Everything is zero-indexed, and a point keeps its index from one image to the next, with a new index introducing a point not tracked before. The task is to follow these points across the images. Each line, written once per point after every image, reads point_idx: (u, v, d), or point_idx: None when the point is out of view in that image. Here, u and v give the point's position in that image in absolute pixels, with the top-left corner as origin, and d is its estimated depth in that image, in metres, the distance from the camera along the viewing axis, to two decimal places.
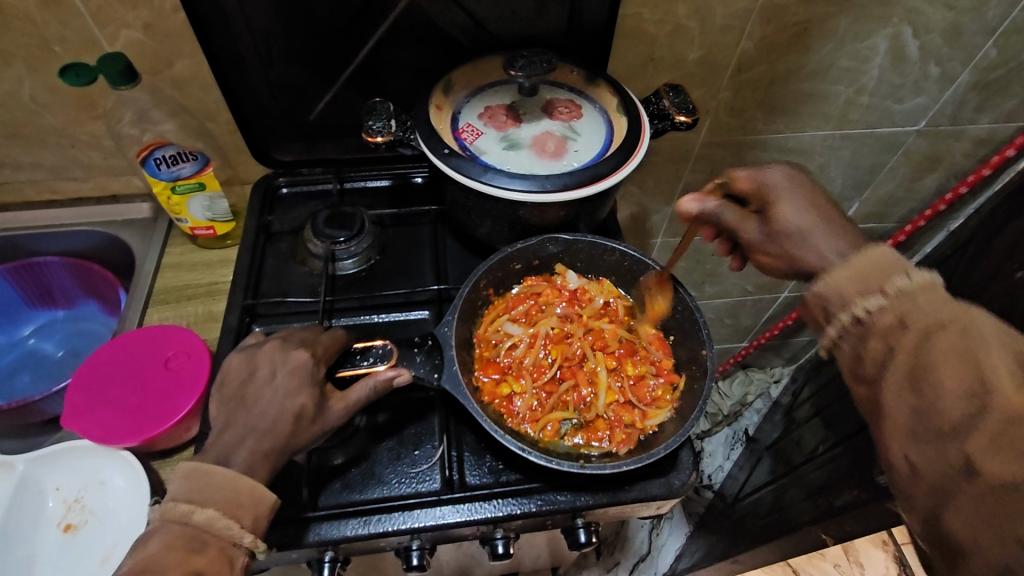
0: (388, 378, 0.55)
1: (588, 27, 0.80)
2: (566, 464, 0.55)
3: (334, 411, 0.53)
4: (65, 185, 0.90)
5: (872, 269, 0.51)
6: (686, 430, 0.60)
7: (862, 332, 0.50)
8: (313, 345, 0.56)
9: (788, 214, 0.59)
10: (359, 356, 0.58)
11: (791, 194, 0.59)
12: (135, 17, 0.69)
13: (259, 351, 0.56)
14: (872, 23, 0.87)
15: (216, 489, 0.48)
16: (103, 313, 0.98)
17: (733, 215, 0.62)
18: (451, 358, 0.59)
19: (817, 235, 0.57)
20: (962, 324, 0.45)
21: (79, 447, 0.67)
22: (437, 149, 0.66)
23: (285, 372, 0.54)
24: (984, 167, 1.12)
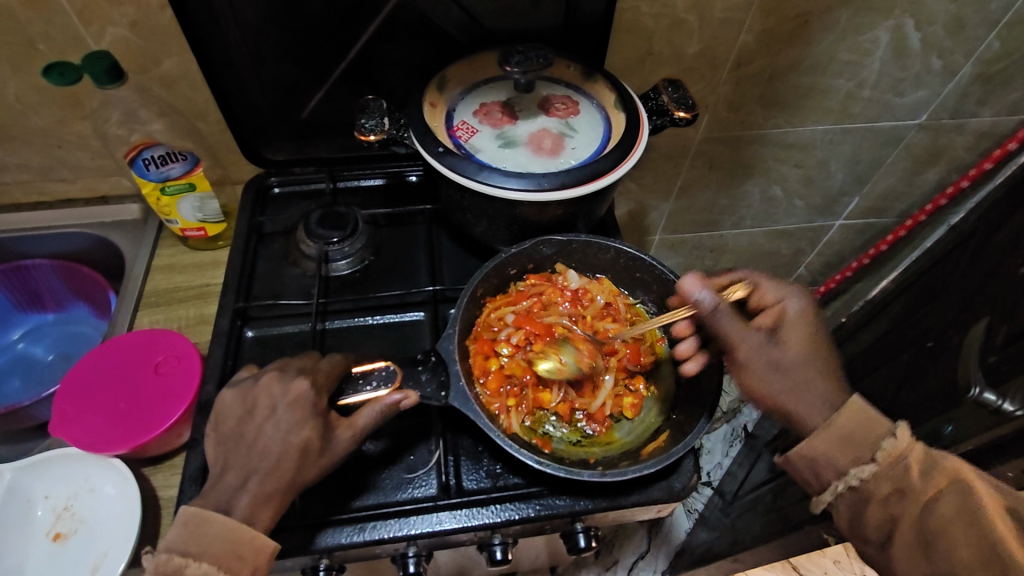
0: (394, 402, 0.53)
1: (585, 20, 0.78)
2: (585, 472, 0.54)
3: (340, 441, 0.52)
4: (53, 185, 0.88)
5: (861, 432, 0.55)
6: (696, 433, 0.58)
7: (857, 497, 0.55)
8: (312, 374, 0.55)
9: (793, 339, 0.59)
10: (360, 381, 0.56)
11: (798, 323, 0.60)
12: (121, 14, 0.67)
13: (255, 387, 0.54)
14: (873, 16, 0.85)
15: (213, 540, 0.47)
16: (94, 316, 0.97)
17: (735, 325, 0.59)
18: (456, 374, 0.58)
19: (813, 368, 0.58)
20: (954, 489, 0.51)
21: (68, 453, 0.65)
22: (431, 147, 0.64)
23: (286, 407, 0.52)
24: (985, 162, 1.10)
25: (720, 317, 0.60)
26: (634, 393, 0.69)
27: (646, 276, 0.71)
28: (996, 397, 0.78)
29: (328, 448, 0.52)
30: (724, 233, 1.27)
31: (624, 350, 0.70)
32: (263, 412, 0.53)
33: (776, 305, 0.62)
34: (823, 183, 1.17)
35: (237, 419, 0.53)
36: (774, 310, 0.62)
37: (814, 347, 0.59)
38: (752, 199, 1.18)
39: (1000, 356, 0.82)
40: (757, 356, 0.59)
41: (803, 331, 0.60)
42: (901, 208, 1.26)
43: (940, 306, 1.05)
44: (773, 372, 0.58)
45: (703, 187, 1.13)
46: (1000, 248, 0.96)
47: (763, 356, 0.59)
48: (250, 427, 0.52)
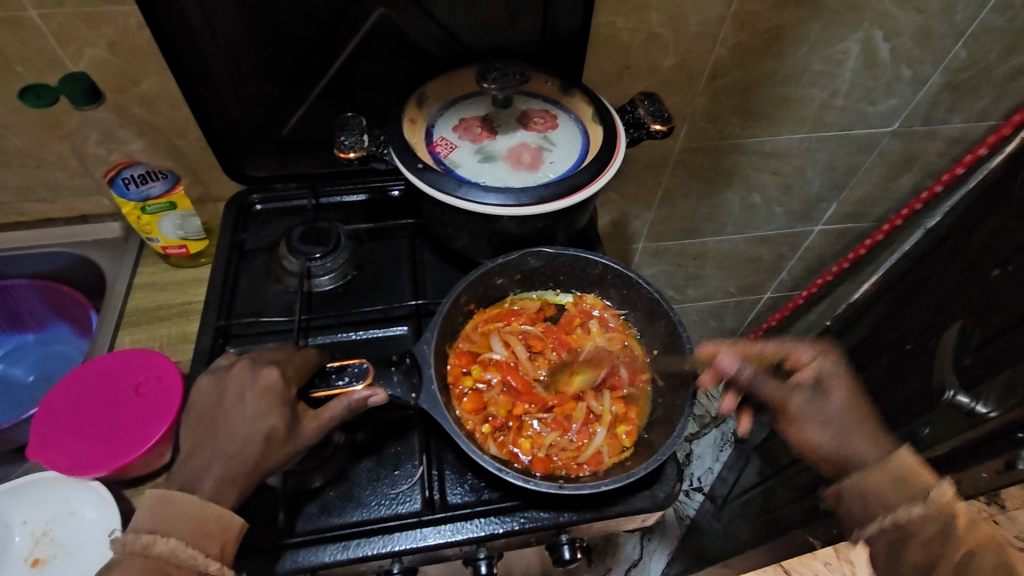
0: (363, 399, 0.54)
1: (562, 36, 0.79)
2: (544, 484, 0.55)
3: (305, 435, 0.53)
4: (32, 206, 0.87)
5: (910, 474, 0.63)
6: (667, 449, 0.58)
7: (898, 535, 0.62)
8: (284, 364, 0.56)
9: (835, 396, 0.70)
10: (334, 376, 0.57)
11: (835, 379, 0.71)
12: (99, 35, 0.68)
13: (229, 374, 0.57)
14: (843, 28, 0.88)
15: (180, 517, 0.49)
16: (75, 335, 0.96)
17: (771, 386, 0.71)
18: (429, 377, 0.59)
19: (855, 419, 0.69)
20: (993, 544, 0.60)
21: (46, 476, 0.65)
22: (411, 164, 0.65)
23: (255, 397, 0.54)
24: (958, 166, 1.13)
25: (758, 378, 0.70)
26: (628, 420, 0.67)
27: (630, 292, 0.71)
28: (969, 400, 0.77)
29: (292, 440, 0.53)
30: (706, 240, 1.29)
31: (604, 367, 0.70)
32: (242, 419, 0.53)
33: (810, 366, 0.72)
34: (801, 190, 1.19)
35: (215, 425, 0.53)
36: (802, 370, 0.72)
37: (854, 398, 0.71)
38: (733, 206, 1.20)
39: (976, 358, 0.82)
40: (805, 415, 0.70)
41: (841, 382, 0.71)
42: (879, 212, 1.28)
43: (918, 308, 1.07)
44: (821, 423, 0.69)
45: (684, 195, 1.14)
46: (973, 251, 0.98)
47: (812, 412, 0.70)
48: (228, 429, 0.53)
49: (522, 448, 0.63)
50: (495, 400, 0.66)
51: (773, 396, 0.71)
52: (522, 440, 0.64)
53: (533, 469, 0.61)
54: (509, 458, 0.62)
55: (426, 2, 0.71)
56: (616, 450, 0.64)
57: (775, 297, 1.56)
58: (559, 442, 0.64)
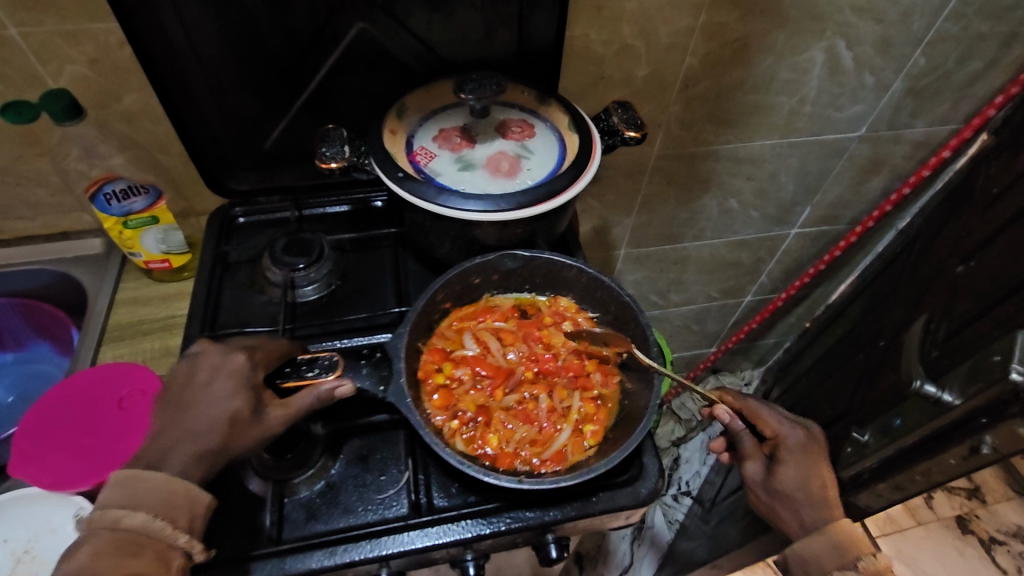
0: (330, 390, 0.57)
1: (538, 48, 0.81)
2: (502, 479, 0.56)
3: (272, 417, 0.56)
4: (11, 223, 0.87)
5: (844, 544, 0.68)
6: (627, 445, 0.59)
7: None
8: (252, 350, 0.59)
9: (787, 471, 0.71)
10: (304, 367, 0.59)
11: (795, 455, 0.71)
12: (80, 52, 0.69)
13: (199, 357, 0.59)
14: (807, 37, 0.91)
15: (147, 492, 0.51)
16: (55, 354, 0.97)
17: (748, 446, 0.74)
18: (398, 371, 0.61)
19: (809, 495, 0.70)
20: None
21: (25, 494, 0.63)
22: (391, 173, 0.66)
23: (224, 377, 0.56)
24: (923, 169, 1.18)
25: (740, 436, 0.75)
26: (594, 420, 0.66)
27: (605, 297, 0.70)
28: (935, 388, 0.74)
29: (257, 423, 0.55)
30: (686, 245, 1.32)
31: (574, 365, 0.70)
32: (229, 423, 0.53)
33: (775, 434, 0.73)
34: (776, 195, 1.22)
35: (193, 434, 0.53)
36: (775, 441, 0.73)
37: (808, 478, 0.71)
38: (711, 212, 1.23)
39: (942, 350, 0.82)
40: (758, 484, 0.72)
41: (799, 461, 0.71)
42: (852, 215, 1.32)
43: (892, 306, 1.10)
44: (774, 498, 0.71)
45: (662, 201, 1.17)
46: (940, 248, 1.02)
47: (759, 483, 0.72)
48: (214, 432, 0.53)
49: (490, 447, 0.63)
50: (466, 396, 0.66)
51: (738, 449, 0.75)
52: (490, 440, 0.63)
53: (497, 465, 0.61)
54: (475, 454, 0.62)
55: (404, 16, 0.74)
56: (581, 447, 0.64)
57: (756, 300, 1.59)
58: (524, 438, 0.64)
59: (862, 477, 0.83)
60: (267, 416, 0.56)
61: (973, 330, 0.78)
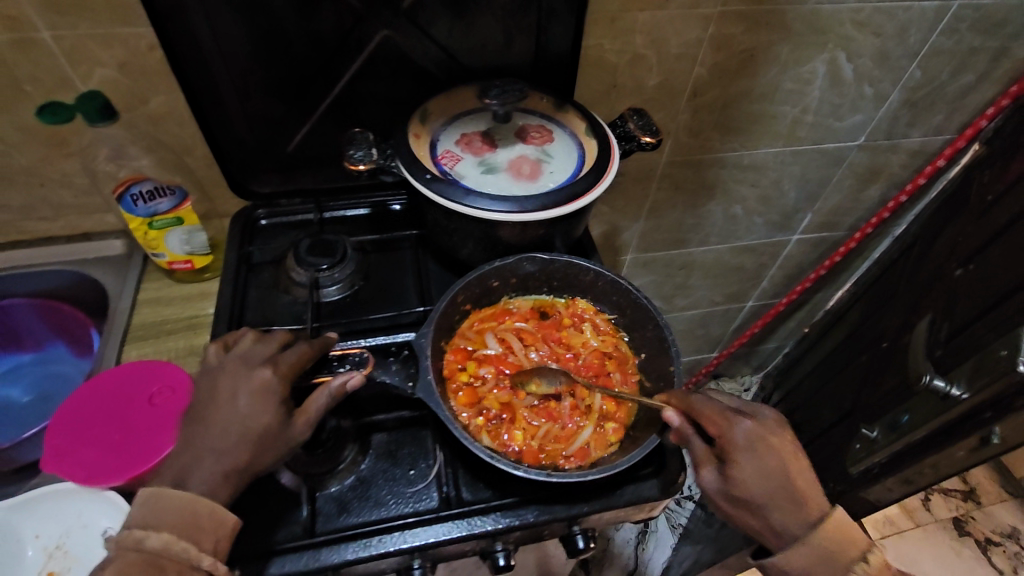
0: (341, 384, 0.57)
1: (556, 56, 0.84)
2: (532, 471, 0.56)
3: (297, 430, 0.56)
4: (34, 225, 0.88)
5: (838, 541, 0.58)
6: (652, 440, 0.58)
7: None
8: (276, 363, 0.59)
9: (749, 475, 0.57)
10: (336, 363, 0.61)
11: (750, 461, 0.57)
12: (110, 56, 0.70)
13: (221, 372, 0.59)
14: (810, 49, 0.95)
15: (172, 511, 0.51)
16: (72, 355, 0.98)
17: (698, 448, 0.59)
18: (425, 369, 0.60)
19: (779, 496, 0.58)
20: None
21: (59, 490, 0.63)
22: (419, 174, 0.68)
23: (247, 395, 0.56)
24: (919, 177, 1.23)
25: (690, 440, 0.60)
26: (615, 417, 0.64)
27: (622, 301, 0.69)
28: (944, 383, 0.77)
29: (285, 433, 0.56)
30: (691, 251, 1.35)
31: (594, 366, 0.68)
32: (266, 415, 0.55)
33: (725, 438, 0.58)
34: (778, 201, 1.26)
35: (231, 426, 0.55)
36: (724, 440, 0.59)
37: (774, 488, 0.58)
38: (715, 218, 1.27)
39: (947, 349, 0.84)
40: (718, 494, 0.59)
41: (756, 469, 0.57)
42: (850, 222, 1.36)
43: (893, 309, 1.13)
44: (739, 506, 0.58)
45: (669, 208, 1.20)
46: (938, 252, 1.05)
47: (715, 492, 0.59)
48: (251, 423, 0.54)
49: (515, 444, 0.61)
50: (489, 393, 0.64)
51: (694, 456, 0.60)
52: (515, 437, 0.61)
53: (523, 460, 0.59)
54: (502, 450, 0.60)
55: (426, 24, 0.76)
56: (603, 443, 0.62)
57: (757, 305, 1.62)
58: (548, 435, 0.62)
59: (872, 472, 0.86)
60: (295, 429, 0.56)
61: (975, 329, 0.81)
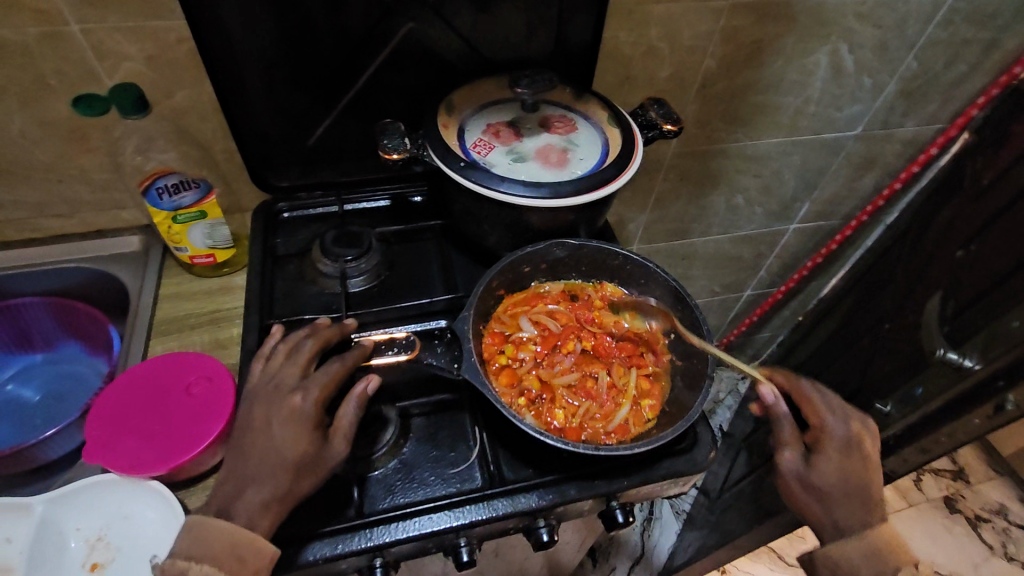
0: (362, 390, 0.60)
1: (574, 48, 0.86)
2: (579, 445, 0.58)
3: (335, 450, 0.57)
4: (48, 222, 0.87)
5: (888, 550, 0.67)
6: (692, 413, 0.60)
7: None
8: (306, 388, 0.59)
9: (829, 463, 0.69)
10: (384, 346, 0.63)
11: (836, 450, 0.70)
12: (138, 49, 0.70)
13: (256, 398, 0.60)
14: (815, 41, 0.98)
15: (215, 541, 0.52)
16: (87, 354, 0.95)
17: (789, 434, 0.72)
18: (469, 350, 0.61)
19: (847, 488, 0.68)
20: None
21: (100, 482, 0.63)
22: (453, 163, 0.69)
23: (282, 423, 0.57)
24: (913, 165, 1.27)
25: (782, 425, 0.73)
26: (650, 395, 0.66)
27: (651, 284, 0.71)
28: (958, 356, 0.80)
29: (325, 455, 0.57)
30: (694, 241, 1.38)
31: (626, 347, 0.70)
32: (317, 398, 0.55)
33: (819, 426, 0.72)
34: (778, 191, 1.29)
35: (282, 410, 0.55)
36: (818, 433, 0.72)
37: (849, 473, 0.69)
38: (718, 208, 1.30)
39: (952, 326, 0.88)
40: (795, 476, 0.70)
41: (840, 457, 0.69)
42: (846, 211, 1.41)
43: (891, 293, 1.17)
44: (810, 492, 0.69)
45: (675, 198, 1.23)
46: (934, 236, 1.10)
47: (794, 471, 0.70)
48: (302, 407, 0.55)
49: (557, 423, 0.62)
50: (528, 374, 0.65)
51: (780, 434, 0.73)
52: (557, 416, 0.63)
53: (567, 437, 0.61)
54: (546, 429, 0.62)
55: (451, 16, 0.77)
56: (641, 420, 0.64)
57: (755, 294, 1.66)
58: (588, 413, 0.64)
59: (885, 445, 0.80)
60: (333, 449, 0.57)
61: (980, 306, 0.85)
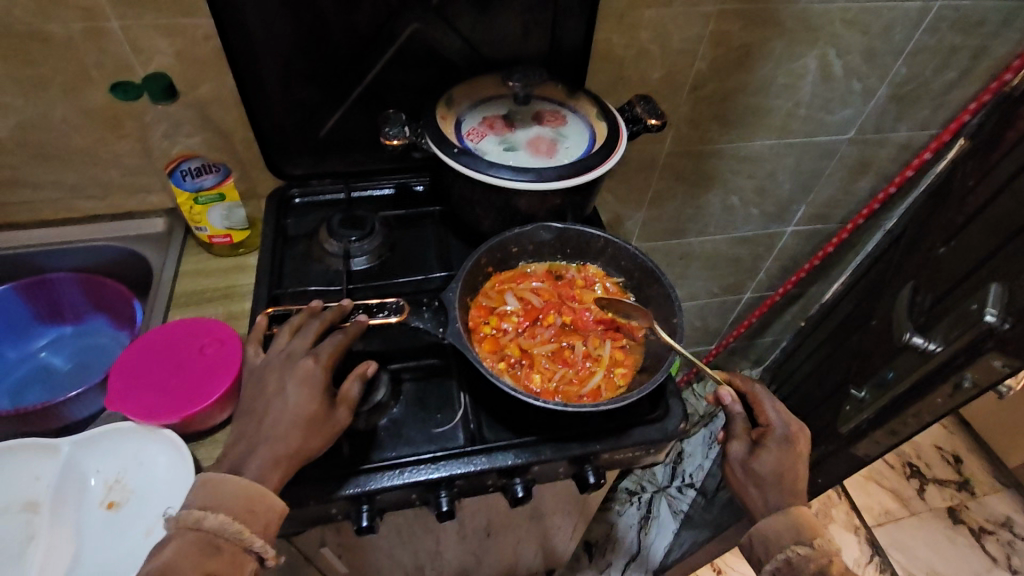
0: (364, 371, 0.64)
1: (568, 50, 0.92)
2: (551, 403, 0.63)
3: (341, 417, 0.61)
4: (83, 203, 0.95)
5: (805, 525, 0.71)
6: (657, 378, 0.65)
7: (790, 568, 0.72)
8: (317, 354, 0.62)
9: (767, 456, 0.73)
10: (376, 310, 0.69)
11: (779, 446, 0.73)
12: (169, 45, 0.78)
13: (267, 369, 0.62)
14: (802, 46, 1.03)
15: (228, 494, 0.54)
16: (111, 327, 1.01)
17: (739, 428, 0.77)
18: (454, 317, 0.67)
19: (778, 481, 0.73)
20: None
21: (118, 429, 0.70)
22: (448, 149, 0.75)
23: (295, 385, 0.60)
24: (907, 170, 1.30)
25: (735, 418, 0.77)
26: (623, 364, 0.72)
27: (630, 265, 0.76)
28: (923, 340, 0.87)
29: (331, 418, 0.60)
30: (690, 240, 1.42)
31: (604, 321, 0.75)
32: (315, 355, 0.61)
33: (765, 423, 0.75)
34: (773, 193, 1.33)
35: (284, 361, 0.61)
36: (765, 429, 0.75)
37: (787, 467, 0.73)
38: (714, 208, 1.34)
39: (929, 318, 0.91)
40: (737, 462, 0.75)
41: (781, 452, 0.73)
42: (842, 214, 1.43)
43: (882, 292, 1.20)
44: (748, 477, 0.74)
45: (670, 197, 1.28)
46: (924, 237, 1.12)
47: (738, 462, 0.75)
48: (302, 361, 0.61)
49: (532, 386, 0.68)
50: (510, 342, 0.71)
51: (729, 428, 0.77)
52: (533, 380, 0.69)
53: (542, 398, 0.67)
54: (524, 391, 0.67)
55: (452, 18, 0.84)
56: (613, 386, 0.70)
57: (754, 297, 1.69)
58: (563, 378, 0.69)
59: (862, 428, 0.92)
60: (339, 416, 0.60)
61: (955, 298, 0.88)
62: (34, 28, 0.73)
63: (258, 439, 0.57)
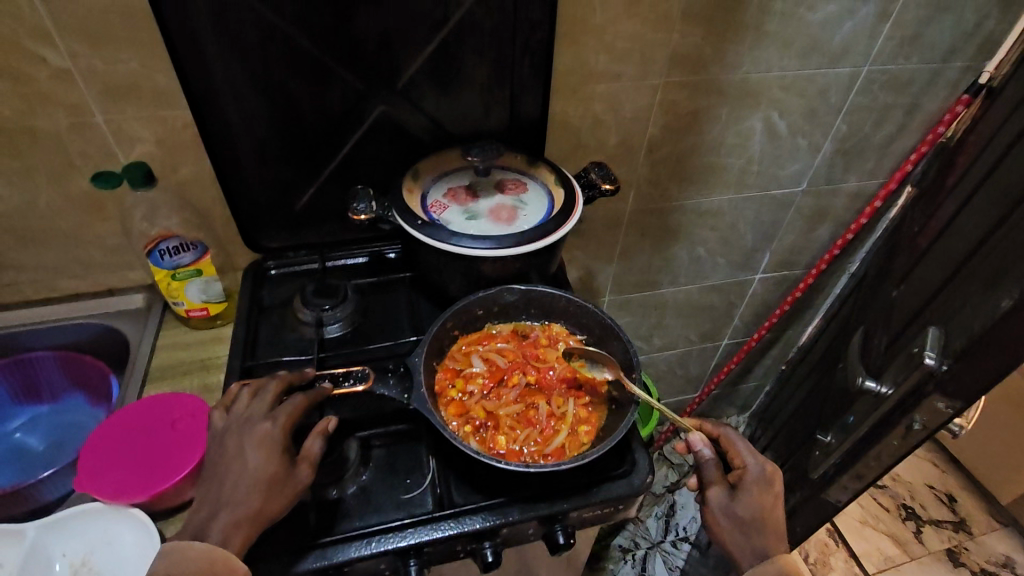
0: (323, 427, 0.66)
1: (527, 123, 0.98)
2: (514, 464, 0.64)
3: (301, 476, 0.61)
4: (65, 282, 0.98)
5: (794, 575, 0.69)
6: (613, 438, 0.67)
7: None
8: (275, 417, 0.64)
9: (748, 497, 0.73)
10: (342, 378, 0.70)
11: (759, 488, 0.74)
12: (150, 134, 0.84)
13: (227, 434, 0.63)
14: (747, 110, 1.11)
15: (191, 560, 0.55)
16: (88, 404, 1.01)
17: (714, 473, 0.76)
18: (419, 383, 0.69)
19: (760, 525, 0.72)
20: None
21: (88, 510, 0.69)
22: (412, 221, 0.80)
23: (258, 459, 0.60)
24: (861, 217, 1.36)
25: (707, 465, 0.77)
26: (587, 421, 0.74)
27: (592, 323, 0.79)
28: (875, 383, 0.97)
29: (292, 481, 0.61)
30: (663, 290, 1.47)
31: (569, 378, 0.77)
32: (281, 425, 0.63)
33: (742, 465, 0.76)
34: (738, 243, 1.39)
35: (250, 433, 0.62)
36: (741, 471, 0.76)
37: (767, 509, 0.73)
38: (682, 259, 1.39)
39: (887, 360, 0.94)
40: (720, 508, 0.74)
41: (762, 493, 0.74)
42: (806, 260, 1.49)
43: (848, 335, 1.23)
44: (732, 522, 0.73)
45: (639, 251, 1.33)
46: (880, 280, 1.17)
47: (719, 508, 0.74)
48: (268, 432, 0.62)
49: (498, 448, 0.70)
50: (476, 405, 0.73)
51: (704, 476, 0.77)
52: (498, 442, 0.70)
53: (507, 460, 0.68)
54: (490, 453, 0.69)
55: (417, 99, 0.90)
56: (577, 444, 0.71)
57: (732, 343, 1.72)
58: (528, 439, 0.71)
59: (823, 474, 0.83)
60: (299, 475, 0.61)
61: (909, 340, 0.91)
62: (22, 124, 0.78)
63: (222, 514, 0.58)
